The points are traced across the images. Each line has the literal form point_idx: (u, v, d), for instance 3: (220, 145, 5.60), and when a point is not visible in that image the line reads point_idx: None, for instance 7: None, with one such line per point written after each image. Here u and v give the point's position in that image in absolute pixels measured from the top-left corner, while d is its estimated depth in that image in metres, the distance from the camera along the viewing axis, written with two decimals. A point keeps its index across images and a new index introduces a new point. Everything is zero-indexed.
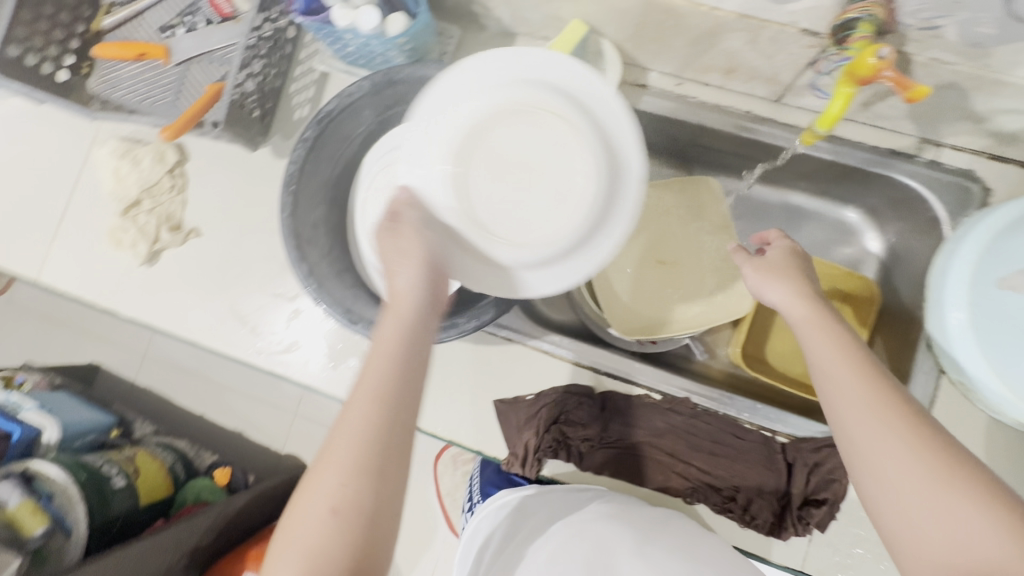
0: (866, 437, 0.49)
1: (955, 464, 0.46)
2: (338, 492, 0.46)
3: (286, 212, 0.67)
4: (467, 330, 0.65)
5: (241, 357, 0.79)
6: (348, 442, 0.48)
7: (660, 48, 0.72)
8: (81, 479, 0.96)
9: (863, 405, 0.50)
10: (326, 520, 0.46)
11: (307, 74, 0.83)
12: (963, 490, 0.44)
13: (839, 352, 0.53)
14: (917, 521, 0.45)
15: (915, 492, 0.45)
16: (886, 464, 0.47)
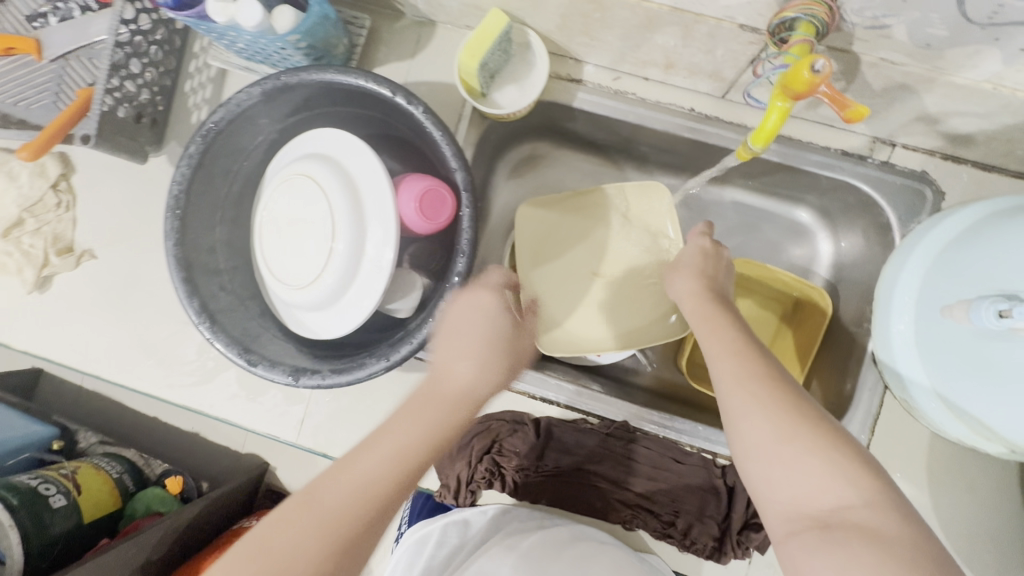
0: (728, 405, 0.47)
1: (807, 422, 0.43)
2: (347, 503, 0.44)
3: (171, 240, 0.59)
4: (376, 373, 0.57)
5: (150, 391, 0.73)
6: (391, 447, 0.47)
7: (591, 41, 0.64)
8: (14, 505, 0.72)
9: (736, 384, 0.47)
10: (349, 510, 0.43)
11: (203, 71, 0.74)
12: (811, 447, 0.41)
13: (720, 345, 0.50)
14: (773, 482, 0.42)
15: (764, 453, 0.43)
16: (741, 430, 0.45)
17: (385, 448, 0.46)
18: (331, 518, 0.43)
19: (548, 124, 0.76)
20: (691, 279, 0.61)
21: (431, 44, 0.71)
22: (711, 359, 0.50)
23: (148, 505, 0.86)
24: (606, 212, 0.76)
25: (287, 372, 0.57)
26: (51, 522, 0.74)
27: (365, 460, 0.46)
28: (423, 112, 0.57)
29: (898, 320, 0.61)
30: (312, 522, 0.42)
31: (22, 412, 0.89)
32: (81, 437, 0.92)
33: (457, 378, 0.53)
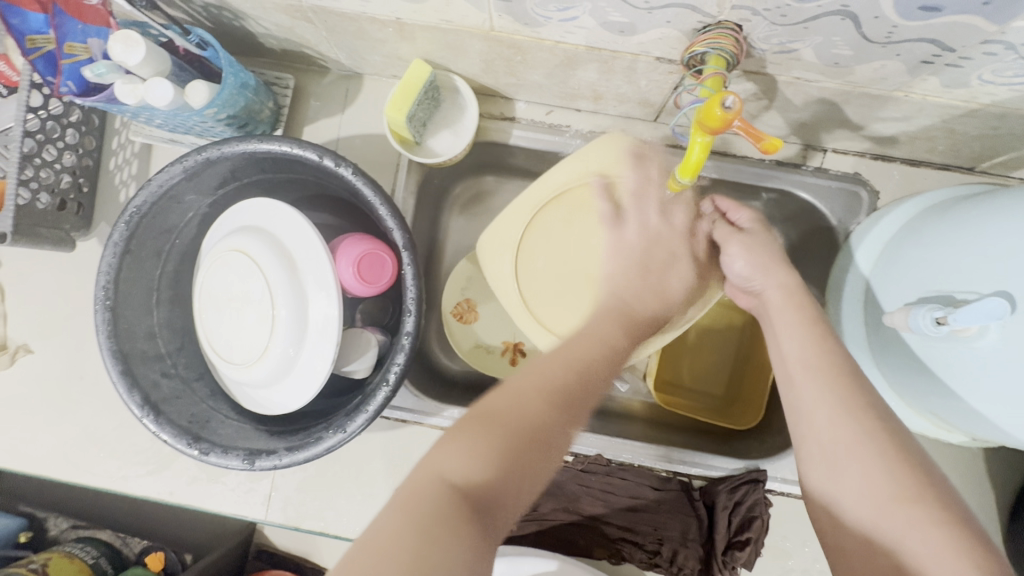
0: (830, 449, 0.42)
1: (924, 483, 0.39)
2: (546, 409, 0.41)
3: (104, 333, 0.56)
4: (334, 446, 0.54)
5: (104, 486, 0.69)
6: (568, 356, 0.46)
7: (518, 81, 0.64)
8: None
9: (837, 409, 0.43)
10: (541, 413, 0.41)
11: (126, 147, 0.71)
12: (927, 510, 0.37)
13: (812, 366, 0.46)
14: (881, 525, 0.38)
15: (870, 501, 0.39)
16: (843, 483, 0.41)
17: (589, 346, 0.47)
18: (519, 423, 0.40)
19: (487, 161, 0.75)
20: (761, 262, 0.53)
21: (361, 97, 0.71)
22: (808, 379, 0.45)
23: None
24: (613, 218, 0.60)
25: (242, 457, 0.55)
26: None
27: (538, 370, 0.44)
28: (354, 174, 0.56)
29: (849, 324, 0.63)
30: (507, 420, 0.40)
31: None
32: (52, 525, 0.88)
33: (613, 303, 0.51)
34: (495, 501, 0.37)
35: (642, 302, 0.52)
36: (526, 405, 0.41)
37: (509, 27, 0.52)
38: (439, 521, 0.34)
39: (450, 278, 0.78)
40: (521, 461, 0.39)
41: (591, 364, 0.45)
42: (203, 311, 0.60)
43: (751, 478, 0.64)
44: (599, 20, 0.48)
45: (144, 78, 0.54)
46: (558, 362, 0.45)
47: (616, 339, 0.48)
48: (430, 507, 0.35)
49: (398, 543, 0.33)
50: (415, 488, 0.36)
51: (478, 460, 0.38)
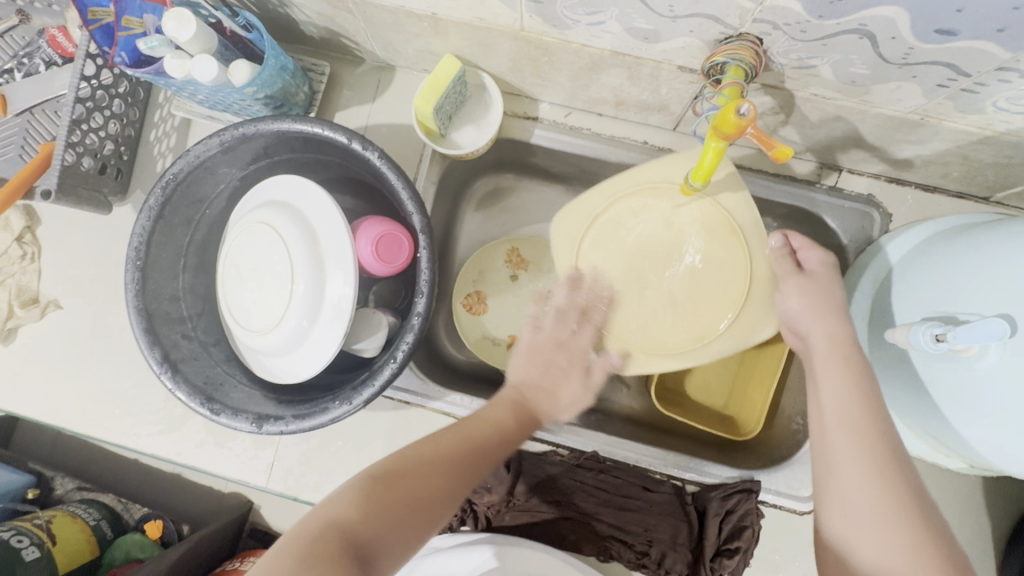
0: (855, 510, 0.46)
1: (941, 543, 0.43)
2: (448, 482, 0.47)
3: (131, 290, 0.59)
4: (340, 417, 0.56)
5: (116, 441, 0.72)
6: (455, 433, 0.51)
7: (543, 82, 0.66)
8: None
9: (865, 472, 0.46)
10: (421, 496, 0.45)
11: (167, 120, 0.75)
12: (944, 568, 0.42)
13: (843, 424, 0.48)
14: None
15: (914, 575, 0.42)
16: (864, 546, 0.45)
17: (490, 427, 0.53)
18: (411, 501, 0.45)
19: (507, 158, 0.77)
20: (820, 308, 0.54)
21: (391, 88, 0.73)
22: (850, 432, 0.48)
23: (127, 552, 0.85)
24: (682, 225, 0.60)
25: (251, 420, 0.58)
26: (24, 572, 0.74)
27: (434, 441, 0.50)
28: (380, 159, 0.58)
29: (853, 342, 0.64)
30: (383, 488, 0.45)
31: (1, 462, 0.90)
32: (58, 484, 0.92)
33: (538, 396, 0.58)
34: (372, 554, 0.41)
35: (530, 380, 0.58)
36: (427, 476, 0.46)
37: (539, 28, 0.55)
38: (322, 559, 0.39)
39: (463, 269, 0.80)
40: (395, 519, 0.43)
41: (485, 450, 0.51)
42: (226, 281, 0.62)
43: (745, 488, 0.65)
44: (625, 25, 0.50)
45: (192, 53, 0.57)
46: (452, 435, 0.51)
47: (507, 425, 0.54)
48: (320, 547, 0.40)
49: (280, 570, 0.38)
50: (303, 529, 0.41)
51: (362, 510, 0.43)
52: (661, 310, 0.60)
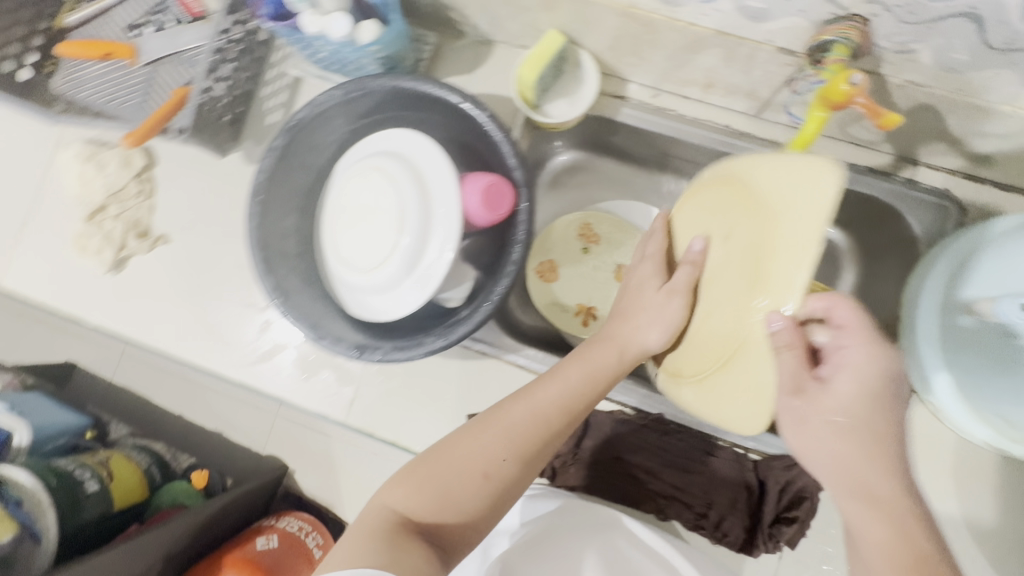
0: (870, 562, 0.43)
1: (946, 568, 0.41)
2: (505, 459, 0.49)
3: (253, 222, 0.65)
4: (435, 350, 0.61)
5: (211, 368, 0.78)
6: (537, 404, 0.52)
7: (638, 61, 0.71)
8: (56, 483, 0.63)
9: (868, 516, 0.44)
10: (476, 486, 0.48)
11: (279, 79, 0.80)
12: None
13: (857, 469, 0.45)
14: None
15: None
16: None
17: (550, 395, 0.52)
18: (460, 491, 0.48)
19: (590, 136, 0.82)
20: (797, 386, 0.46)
21: (490, 61, 0.78)
22: (864, 445, 0.45)
23: None
24: (756, 219, 0.48)
25: (352, 347, 0.63)
26: (85, 509, 0.65)
27: (506, 412, 0.51)
28: (488, 118, 0.63)
29: (923, 328, 0.64)
30: (440, 469, 0.48)
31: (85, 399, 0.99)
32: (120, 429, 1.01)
33: (607, 354, 0.56)
34: (435, 533, 0.46)
35: (639, 344, 0.57)
36: (485, 450, 0.49)
37: (650, 5, 0.59)
38: (389, 536, 0.44)
39: (538, 239, 0.85)
40: (461, 499, 0.47)
41: (539, 420, 0.51)
42: (332, 220, 0.68)
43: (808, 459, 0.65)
44: (737, 4, 0.54)
45: (327, 10, 0.64)
46: (525, 410, 0.51)
47: (580, 390, 0.53)
48: (378, 530, 0.45)
49: (360, 555, 0.42)
50: (367, 514, 0.47)
51: (409, 494, 0.47)
52: (704, 320, 0.53)
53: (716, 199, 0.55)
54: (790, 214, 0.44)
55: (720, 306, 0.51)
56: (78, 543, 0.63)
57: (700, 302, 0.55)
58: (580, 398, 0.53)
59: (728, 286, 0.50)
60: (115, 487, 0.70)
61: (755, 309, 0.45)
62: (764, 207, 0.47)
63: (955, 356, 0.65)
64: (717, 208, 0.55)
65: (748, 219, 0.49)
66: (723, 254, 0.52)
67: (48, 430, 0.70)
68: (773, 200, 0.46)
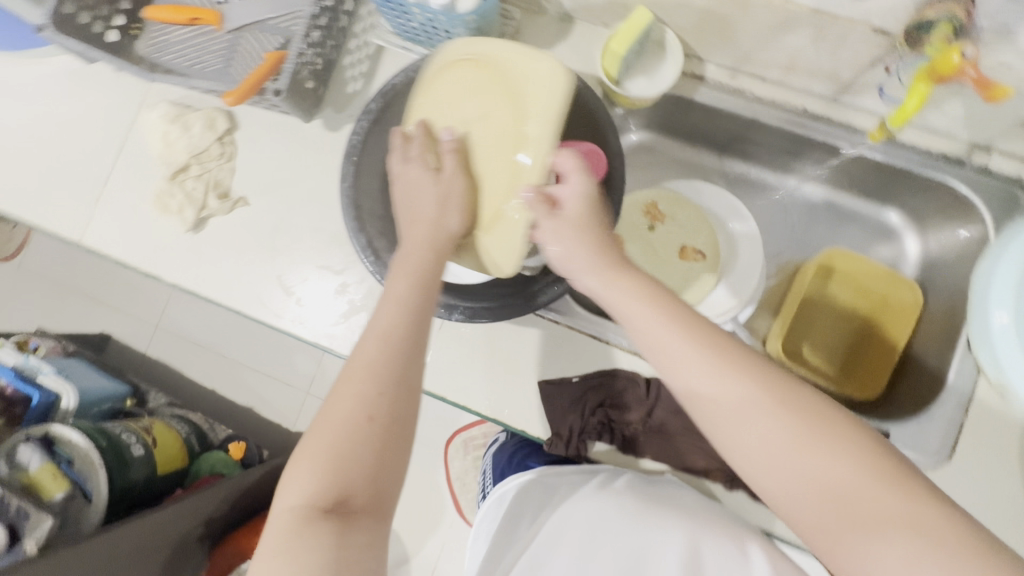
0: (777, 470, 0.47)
1: (869, 458, 0.46)
2: (359, 413, 0.52)
3: (348, 183, 0.67)
4: (524, 310, 0.63)
5: (286, 328, 0.80)
6: (370, 352, 0.54)
7: (721, 41, 0.72)
8: (102, 447, 1.04)
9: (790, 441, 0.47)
10: (360, 425, 0.51)
11: (362, 48, 0.82)
12: (872, 477, 0.45)
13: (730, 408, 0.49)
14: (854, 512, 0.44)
15: (840, 501, 0.45)
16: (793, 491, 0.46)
17: (364, 357, 0.54)
18: (344, 430, 0.51)
19: (662, 115, 0.84)
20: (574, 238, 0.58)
21: (571, 36, 0.79)
22: (755, 409, 0.48)
23: (213, 464, 1.29)
24: (509, 104, 0.60)
25: (441, 306, 0.65)
26: (132, 466, 1.07)
27: (343, 385, 0.54)
28: (581, 89, 0.65)
29: (995, 298, 0.67)
30: (332, 441, 0.51)
31: (95, 369, 1.37)
32: (151, 399, 1.45)
33: (387, 311, 0.56)
34: (355, 494, 0.50)
35: (430, 220, 0.61)
36: (340, 407, 0.52)
37: None
38: (308, 525, 0.48)
39: None
40: (361, 444, 0.51)
41: (358, 378, 0.53)
42: None
43: None
44: None
45: None
46: (349, 387, 0.53)
47: (403, 324, 0.55)
48: (293, 520, 0.49)
49: (287, 542, 0.48)
50: (284, 513, 0.50)
51: (312, 478, 0.50)
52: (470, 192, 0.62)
53: (467, 82, 0.62)
54: (535, 101, 0.58)
55: (495, 169, 0.61)
56: (127, 493, 1.05)
57: (473, 169, 0.62)
58: (376, 348, 0.55)
59: (494, 161, 0.61)
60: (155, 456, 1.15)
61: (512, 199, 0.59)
62: (512, 92, 0.60)
63: None
64: (476, 90, 0.62)
65: (501, 93, 0.60)
66: (485, 130, 0.62)
67: (91, 396, 1.24)
68: (512, 75, 0.60)
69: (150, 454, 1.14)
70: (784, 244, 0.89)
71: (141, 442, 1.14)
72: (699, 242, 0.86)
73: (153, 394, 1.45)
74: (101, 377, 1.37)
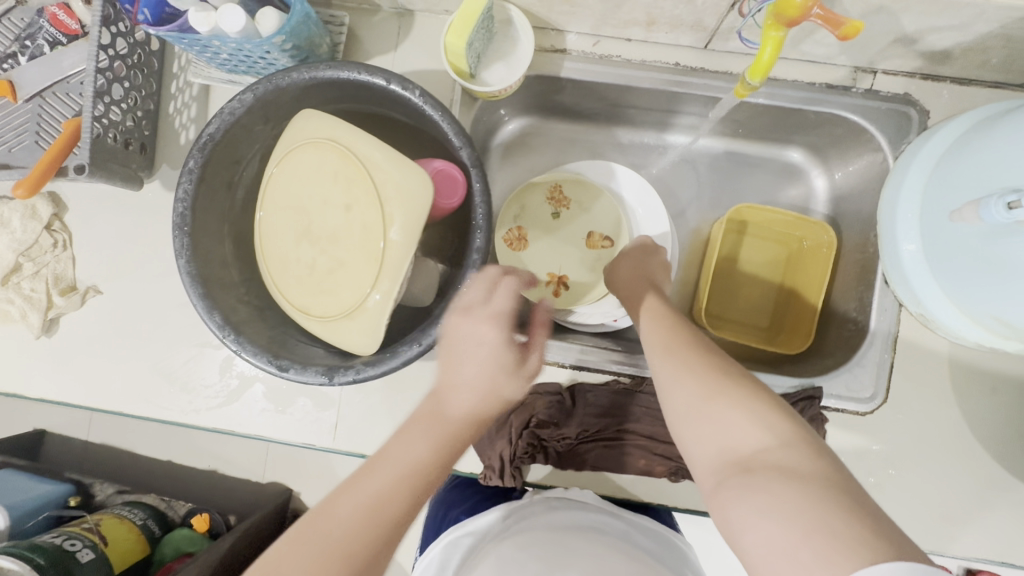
0: (681, 407, 0.48)
1: (737, 387, 0.47)
2: (331, 573, 0.43)
3: (184, 259, 0.58)
4: (411, 359, 0.57)
5: (175, 419, 0.72)
6: (392, 470, 0.49)
7: (571, 9, 0.65)
8: (44, 563, 0.83)
9: (666, 360, 0.52)
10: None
11: (186, 91, 0.73)
12: (732, 403, 0.45)
13: (657, 348, 0.53)
14: (716, 411, 0.45)
15: (712, 433, 0.45)
16: (681, 413, 0.48)
17: (346, 510, 0.47)
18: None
19: (535, 97, 0.76)
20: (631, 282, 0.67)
21: (413, 33, 0.71)
22: (652, 347, 0.54)
23: (178, 545, 1.02)
24: (354, 186, 0.55)
25: (320, 373, 0.57)
26: None
27: (338, 504, 0.47)
28: (421, 96, 0.57)
29: (904, 229, 0.64)
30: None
31: (33, 476, 1.07)
32: (99, 490, 1.11)
33: (422, 421, 0.53)
34: None
35: (455, 399, 0.54)
36: (305, 568, 0.43)
37: None
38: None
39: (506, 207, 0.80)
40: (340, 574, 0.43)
41: (368, 514, 0.46)
42: None
43: (807, 394, 0.66)
44: None
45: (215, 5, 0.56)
46: (352, 503, 0.47)
47: (422, 459, 0.50)
48: None
49: None
50: None
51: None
52: (327, 275, 0.58)
53: (310, 164, 0.58)
54: (387, 177, 0.54)
55: (342, 253, 0.57)
56: None
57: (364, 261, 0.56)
58: (405, 489, 0.48)
59: (345, 244, 0.57)
60: (111, 551, 0.95)
61: (371, 292, 0.56)
62: (376, 197, 0.54)
63: (945, 264, 0.60)
64: (335, 177, 0.56)
65: (365, 189, 0.55)
66: (348, 224, 0.56)
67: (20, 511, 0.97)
68: (360, 150, 0.55)
69: (104, 553, 0.93)
70: (694, 204, 0.83)
71: (90, 543, 0.92)
72: (603, 229, 0.81)
73: (98, 483, 1.12)
74: (40, 480, 1.07)
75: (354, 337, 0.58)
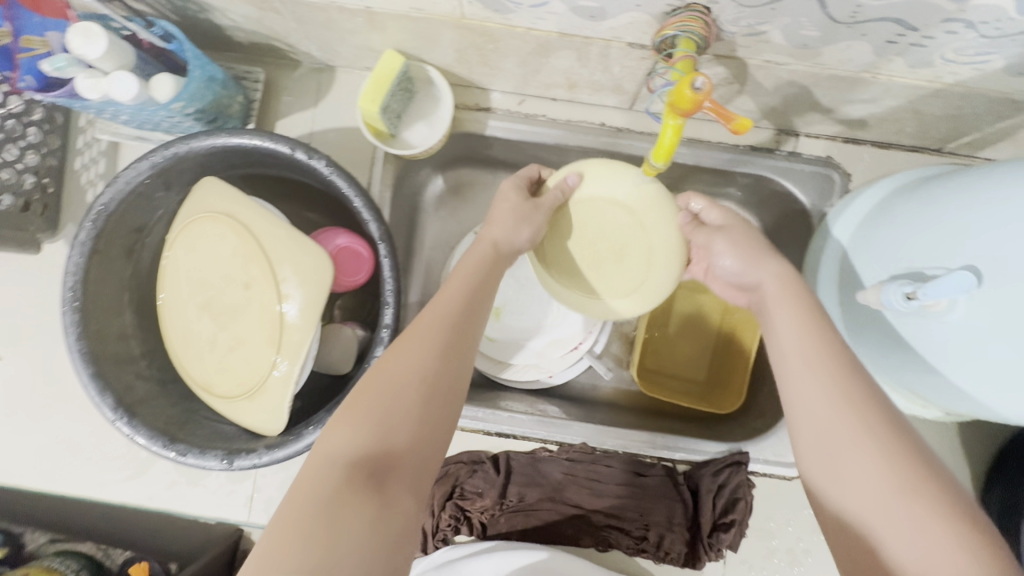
0: (805, 379, 0.42)
1: (888, 409, 0.40)
2: (434, 364, 0.44)
3: (72, 337, 0.54)
4: (313, 443, 0.53)
5: (78, 493, 0.68)
6: (398, 376, 0.43)
7: (492, 71, 0.64)
8: None
9: (810, 344, 0.43)
10: (431, 364, 0.44)
11: (92, 146, 0.69)
12: (932, 499, 0.35)
13: (789, 318, 0.45)
14: (867, 429, 0.39)
15: (865, 497, 0.37)
16: (815, 410, 0.41)
17: (448, 304, 0.48)
18: (411, 376, 0.43)
19: (463, 153, 0.75)
20: (753, 256, 0.51)
21: (333, 89, 0.70)
22: (791, 318, 0.45)
23: None
24: (254, 264, 0.54)
25: (220, 458, 0.53)
26: None
27: (359, 390, 0.43)
28: (327, 165, 0.55)
29: (824, 297, 0.63)
30: (388, 385, 0.42)
31: None
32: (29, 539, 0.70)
33: (477, 254, 0.53)
34: (369, 474, 0.38)
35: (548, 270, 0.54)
36: (426, 336, 0.45)
37: (479, 14, 0.52)
38: (340, 494, 0.37)
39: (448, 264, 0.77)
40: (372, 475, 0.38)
41: (376, 395, 0.42)
42: None
43: (735, 460, 0.64)
44: (568, 5, 0.48)
45: (105, 71, 0.53)
46: (369, 405, 0.41)
47: (480, 276, 0.51)
48: (301, 506, 0.36)
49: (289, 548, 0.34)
50: (293, 511, 0.36)
51: (371, 419, 0.41)
52: (229, 352, 0.55)
53: (207, 238, 0.56)
54: (290, 256, 0.54)
55: (241, 334, 0.55)
56: None
57: (270, 344, 0.54)
58: (433, 361, 0.44)
59: (247, 323, 0.54)
60: None
61: (275, 366, 0.54)
62: (270, 274, 0.53)
63: (860, 337, 0.59)
64: (231, 255, 0.55)
65: (263, 271, 0.54)
66: (248, 302, 0.54)
67: None
68: (261, 228, 0.55)
69: None
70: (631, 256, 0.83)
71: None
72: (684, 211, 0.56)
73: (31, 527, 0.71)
74: None
75: (256, 416, 0.55)
